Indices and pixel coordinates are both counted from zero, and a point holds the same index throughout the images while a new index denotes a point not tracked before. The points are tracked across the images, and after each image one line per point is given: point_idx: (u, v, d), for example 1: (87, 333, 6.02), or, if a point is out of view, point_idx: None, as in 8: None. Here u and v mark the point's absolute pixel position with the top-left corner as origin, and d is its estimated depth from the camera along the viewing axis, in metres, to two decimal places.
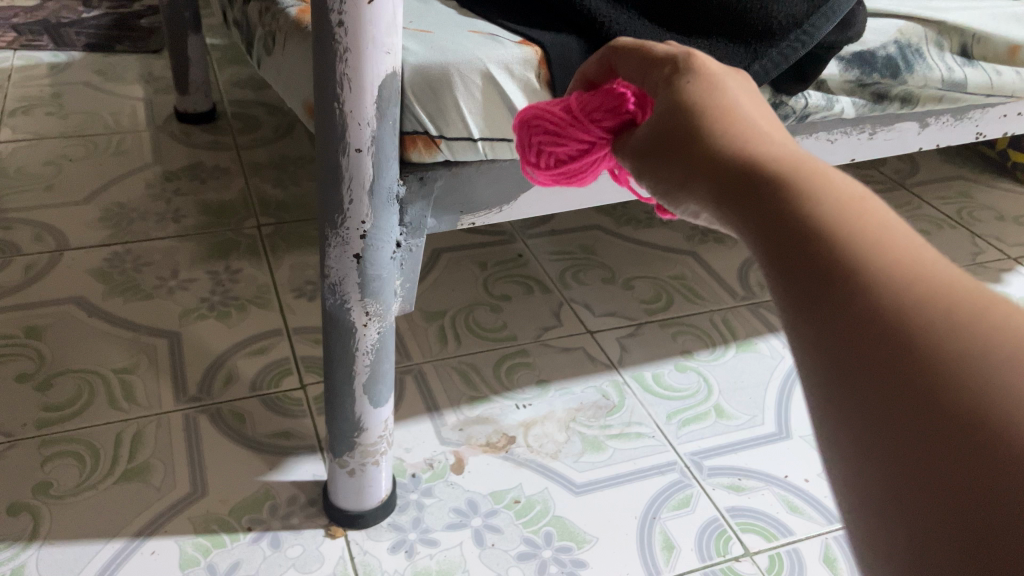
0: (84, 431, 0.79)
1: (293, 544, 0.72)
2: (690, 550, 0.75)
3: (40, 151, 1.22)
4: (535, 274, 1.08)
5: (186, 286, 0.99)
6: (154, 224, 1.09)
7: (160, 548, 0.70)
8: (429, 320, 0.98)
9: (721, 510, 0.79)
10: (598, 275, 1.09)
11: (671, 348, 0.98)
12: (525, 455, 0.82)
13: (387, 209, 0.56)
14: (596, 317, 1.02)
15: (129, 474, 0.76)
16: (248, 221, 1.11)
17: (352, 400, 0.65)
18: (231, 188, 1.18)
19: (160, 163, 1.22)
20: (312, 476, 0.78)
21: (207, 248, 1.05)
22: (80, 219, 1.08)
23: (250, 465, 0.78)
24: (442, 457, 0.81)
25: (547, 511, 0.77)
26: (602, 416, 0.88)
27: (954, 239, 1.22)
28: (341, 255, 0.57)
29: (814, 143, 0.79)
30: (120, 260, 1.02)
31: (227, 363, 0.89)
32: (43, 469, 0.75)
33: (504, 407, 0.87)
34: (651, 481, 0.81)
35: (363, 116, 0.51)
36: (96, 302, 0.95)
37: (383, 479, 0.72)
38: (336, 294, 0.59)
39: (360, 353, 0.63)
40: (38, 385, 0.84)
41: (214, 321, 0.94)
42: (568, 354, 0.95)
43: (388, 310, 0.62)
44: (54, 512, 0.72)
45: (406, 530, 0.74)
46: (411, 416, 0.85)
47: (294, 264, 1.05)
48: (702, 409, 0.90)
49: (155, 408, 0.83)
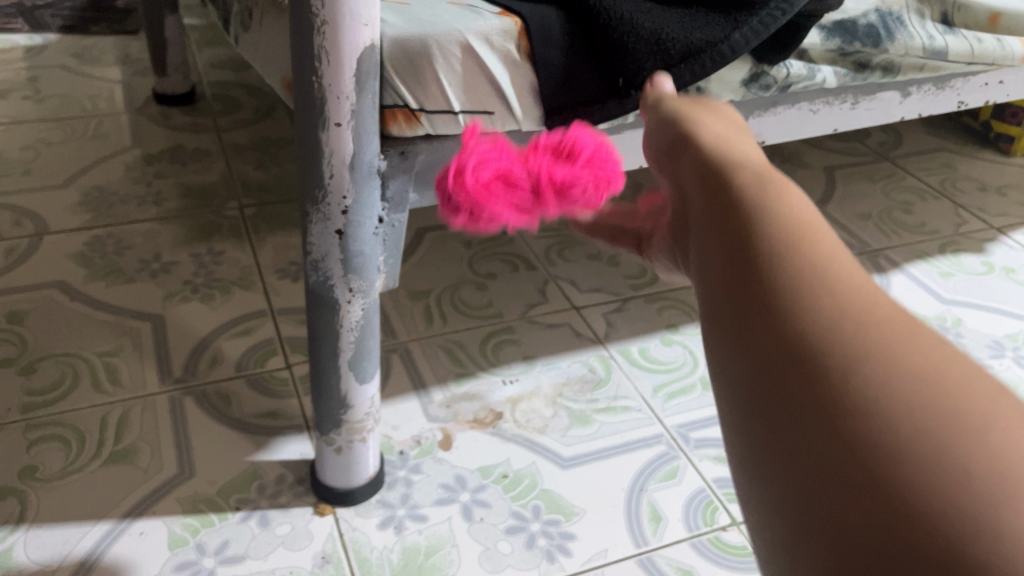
0: (68, 414, 0.79)
1: (282, 522, 0.72)
2: (678, 521, 0.75)
3: (17, 135, 1.20)
4: (521, 251, 1.08)
5: (169, 269, 0.98)
6: (135, 207, 1.08)
7: (149, 529, 0.70)
8: (415, 299, 0.98)
9: (708, 481, 0.79)
10: (584, 251, 1.09)
11: (656, 322, 0.98)
12: (513, 430, 0.82)
13: (369, 184, 0.56)
14: (581, 294, 1.01)
15: (115, 457, 0.76)
16: (231, 202, 1.10)
17: (338, 377, 0.65)
18: (213, 170, 1.17)
19: (140, 146, 1.20)
20: (300, 455, 0.78)
21: (189, 230, 1.05)
22: (60, 204, 1.07)
23: (237, 445, 0.78)
24: (429, 433, 0.81)
25: (535, 484, 0.77)
26: (589, 390, 0.88)
27: (937, 210, 1.23)
28: (323, 231, 0.57)
29: (796, 113, 0.79)
30: (101, 244, 1.01)
31: (212, 345, 0.88)
32: (28, 453, 0.75)
33: (491, 383, 0.88)
34: (638, 453, 0.81)
35: (341, 90, 0.50)
36: (78, 286, 0.94)
37: (371, 456, 0.72)
38: (319, 271, 0.59)
39: (344, 330, 0.62)
40: (21, 369, 0.83)
41: (197, 303, 0.94)
42: (554, 331, 0.95)
43: (372, 286, 0.61)
44: (39, 495, 0.72)
45: (395, 506, 0.74)
46: (398, 393, 0.85)
47: (277, 245, 1.04)
48: (689, 382, 0.90)
49: (140, 390, 0.82)
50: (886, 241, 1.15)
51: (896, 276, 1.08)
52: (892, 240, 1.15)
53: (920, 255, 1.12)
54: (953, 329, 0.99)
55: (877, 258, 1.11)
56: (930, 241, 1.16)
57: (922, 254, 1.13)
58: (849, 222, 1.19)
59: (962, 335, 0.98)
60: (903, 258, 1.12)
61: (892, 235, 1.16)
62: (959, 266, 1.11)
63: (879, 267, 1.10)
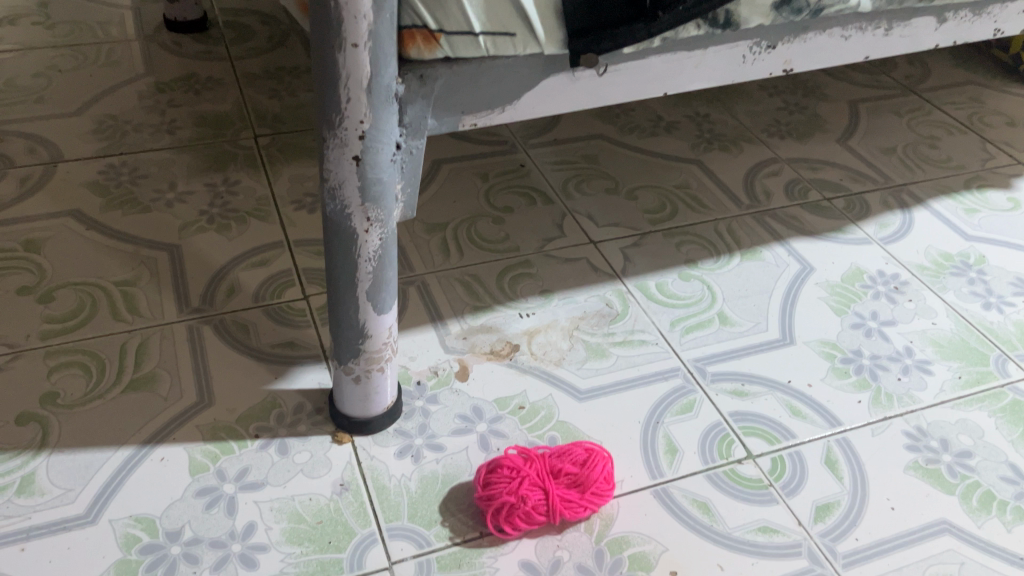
0: (88, 342, 0.80)
1: (301, 450, 0.73)
2: (693, 453, 0.76)
3: (29, 62, 1.19)
4: (538, 184, 1.06)
5: (184, 199, 0.97)
6: (149, 136, 1.07)
7: (170, 455, 0.71)
8: (431, 231, 0.97)
9: (724, 415, 0.79)
10: (602, 184, 1.07)
11: (675, 257, 0.97)
12: (530, 362, 0.83)
13: (386, 108, 0.54)
14: (599, 227, 1.00)
15: (134, 384, 0.76)
16: (245, 132, 1.09)
17: (355, 307, 0.65)
18: (226, 100, 1.15)
19: (152, 74, 1.19)
20: (318, 384, 0.78)
21: (203, 160, 1.04)
22: (73, 132, 1.06)
23: (255, 374, 0.78)
24: (446, 365, 0.81)
25: (551, 417, 0.78)
26: (606, 324, 0.88)
27: (964, 144, 1.20)
28: (340, 157, 0.56)
29: (827, 40, 0.76)
30: (116, 173, 1.00)
31: (229, 275, 0.88)
32: (49, 379, 0.76)
33: (508, 316, 0.87)
34: (654, 387, 0.81)
35: (359, 9, 0.49)
36: (93, 215, 0.94)
37: (389, 386, 0.73)
38: (336, 199, 0.58)
39: (361, 259, 0.62)
40: (39, 298, 0.83)
41: (213, 233, 0.93)
42: (571, 264, 0.95)
43: (390, 215, 0.61)
44: (61, 421, 0.73)
45: (412, 435, 0.75)
46: (415, 325, 0.85)
47: (292, 176, 1.03)
48: (706, 317, 0.89)
49: (158, 319, 0.83)
50: (910, 176, 1.13)
51: (920, 213, 1.06)
52: (916, 175, 1.13)
53: (945, 191, 1.10)
54: (975, 267, 0.99)
55: (901, 194, 1.09)
56: (956, 177, 1.13)
57: (947, 190, 1.11)
58: (873, 157, 1.16)
59: (986, 273, 0.98)
60: (927, 193, 1.10)
61: (917, 170, 1.14)
62: (985, 202, 1.09)
63: (903, 203, 1.08)
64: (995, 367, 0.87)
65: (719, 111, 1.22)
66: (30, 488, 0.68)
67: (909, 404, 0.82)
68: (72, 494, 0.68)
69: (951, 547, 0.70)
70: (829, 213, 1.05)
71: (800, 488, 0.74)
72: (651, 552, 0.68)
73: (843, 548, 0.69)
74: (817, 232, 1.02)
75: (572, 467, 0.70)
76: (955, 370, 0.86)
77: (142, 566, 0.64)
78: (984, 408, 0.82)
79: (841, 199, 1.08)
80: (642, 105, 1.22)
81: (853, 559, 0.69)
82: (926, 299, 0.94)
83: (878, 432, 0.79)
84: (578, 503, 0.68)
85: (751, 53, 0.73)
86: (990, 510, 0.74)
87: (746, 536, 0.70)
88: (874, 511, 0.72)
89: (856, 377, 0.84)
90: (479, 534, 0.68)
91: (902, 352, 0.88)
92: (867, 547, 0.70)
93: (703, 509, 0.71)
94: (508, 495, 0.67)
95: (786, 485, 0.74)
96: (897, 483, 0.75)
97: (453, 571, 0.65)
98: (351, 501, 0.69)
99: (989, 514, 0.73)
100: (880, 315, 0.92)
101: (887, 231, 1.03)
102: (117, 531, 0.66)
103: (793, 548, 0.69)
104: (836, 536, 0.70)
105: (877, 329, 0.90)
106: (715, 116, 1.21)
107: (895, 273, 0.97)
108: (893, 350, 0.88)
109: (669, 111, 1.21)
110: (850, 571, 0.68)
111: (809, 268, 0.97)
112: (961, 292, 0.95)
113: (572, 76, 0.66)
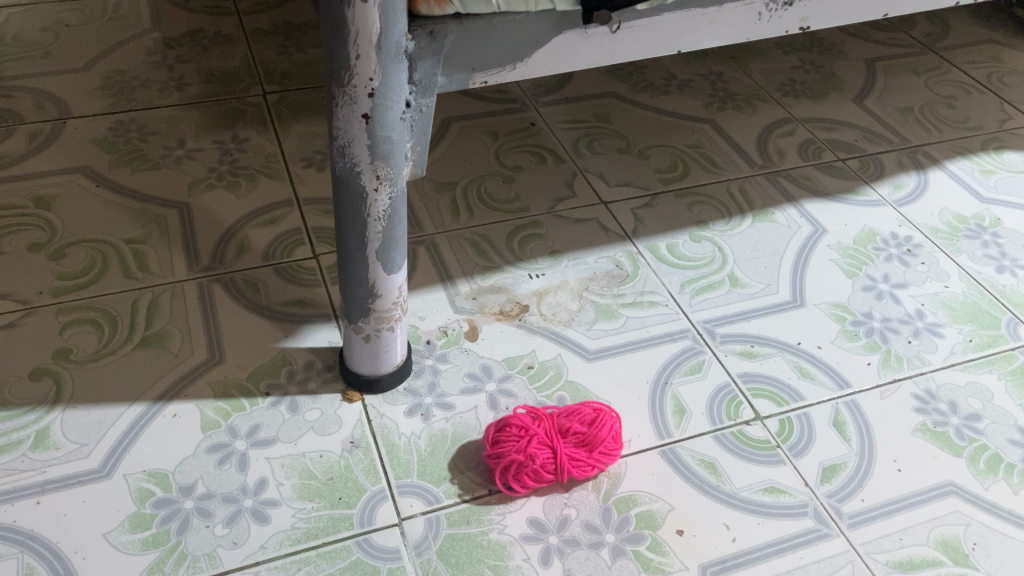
0: (99, 299, 0.80)
1: (311, 408, 0.73)
2: (701, 414, 0.76)
3: (36, 16, 1.17)
4: (549, 143, 1.05)
5: (193, 156, 0.97)
6: (157, 92, 1.06)
7: (182, 411, 0.72)
8: (441, 190, 0.97)
9: (733, 376, 0.79)
10: (614, 144, 1.06)
11: (686, 218, 0.96)
12: (539, 323, 0.83)
13: (396, 65, 0.53)
14: (610, 187, 0.99)
15: (146, 341, 0.77)
16: (254, 89, 1.08)
17: (365, 265, 0.65)
18: (235, 55, 1.14)
19: (160, 29, 1.17)
20: (328, 343, 0.78)
21: (212, 117, 1.03)
22: (82, 88, 1.05)
23: (266, 332, 0.79)
24: (456, 324, 0.82)
25: (560, 376, 0.78)
26: (615, 285, 0.87)
27: (982, 104, 1.18)
28: (349, 115, 0.55)
29: None
30: (125, 129, 1.00)
31: (239, 233, 0.88)
32: (61, 336, 0.76)
33: (517, 277, 0.87)
34: (663, 348, 0.81)
35: None
36: (103, 171, 0.94)
37: (399, 345, 0.73)
38: (345, 157, 0.58)
39: (371, 218, 0.61)
40: (51, 254, 0.84)
41: (223, 191, 0.93)
42: (582, 225, 0.94)
43: (400, 174, 0.60)
44: (74, 377, 0.74)
45: (422, 394, 0.75)
46: (425, 285, 0.85)
47: (302, 133, 1.02)
48: (717, 279, 0.89)
49: (169, 276, 0.83)
50: (926, 136, 1.12)
51: (935, 173, 1.05)
52: (932, 135, 1.12)
53: (961, 152, 1.09)
54: (989, 229, 0.98)
55: (916, 155, 1.08)
56: (972, 138, 1.12)
57: (963, 151, 1.09)
58: (888, 116, 1.15)
59: (999, 236, 0.97)
60: (943, 154, 1.08)
61: (933, 131, 1.13)
62: (1001, 164, 1.08)
63: (918, 163, 1.07)
64: (1006, 330, 0.86)
65: (733, 70, 1.20)
66: (45, 443, 0.69)
67: (919, 366, 0.82)
68: (86, 449, 0.68)
69: (957, 508, 0.71)
70: (842, 174, 1.04)
71: (807, 449, 0.74)
72: (658, 511, 0.68)
73: (849, 508, 0.70)
74: (830, 193, 1.01)
75: (580, 426, 0.70)
76: (966, 333, 0.86)
77: (157, 519, 0.65)
78: (994, 371, 0.82)
79: (855, 160, 1.07)
80: (655, 63, 1.20)
81: (859, 519, 0.69)
82: (939, 262, 0.93)
83: (887, 394, 0.79)
84: (587, 462, 0.69)
85: (766, 10, 0.72)
86: (997, 472, 0.74)
87: (753, 496, 0.70)
88: (881, 472, 0.73)
89: (866, 340, 0.84)
90: (488, 492, 0.68)
91: (912, 315, 0.87)
92: (873, 508, 0.70)
93: (710, 469, 0.72)
94: (517, 453, 0.68)
95: (794, 446, 0.74)
96: (905, 445, 0.75)
97: (462, 527, 0.66)
98: (361, 458, 0.70)
99: (996, 477, 0.74)
100: (892, 277, 0.91)
101: (901, 193, 1.02)
102: (131, 486, 0.67)
103: (799, 509, 0.70)
104: (842, 497, 0.71)
105: (888, 292, 0.89)
106: (729, 74, 1.19)
107: (908, 235, 0.96)
108: (904, 313, 0.87)
109: (682, 68, 1.20)
110: (856, 531, 0.68)
111: (822, 230, 0.96)
112: (975, 255, 0.95)
113: (585, 33, 0.65)
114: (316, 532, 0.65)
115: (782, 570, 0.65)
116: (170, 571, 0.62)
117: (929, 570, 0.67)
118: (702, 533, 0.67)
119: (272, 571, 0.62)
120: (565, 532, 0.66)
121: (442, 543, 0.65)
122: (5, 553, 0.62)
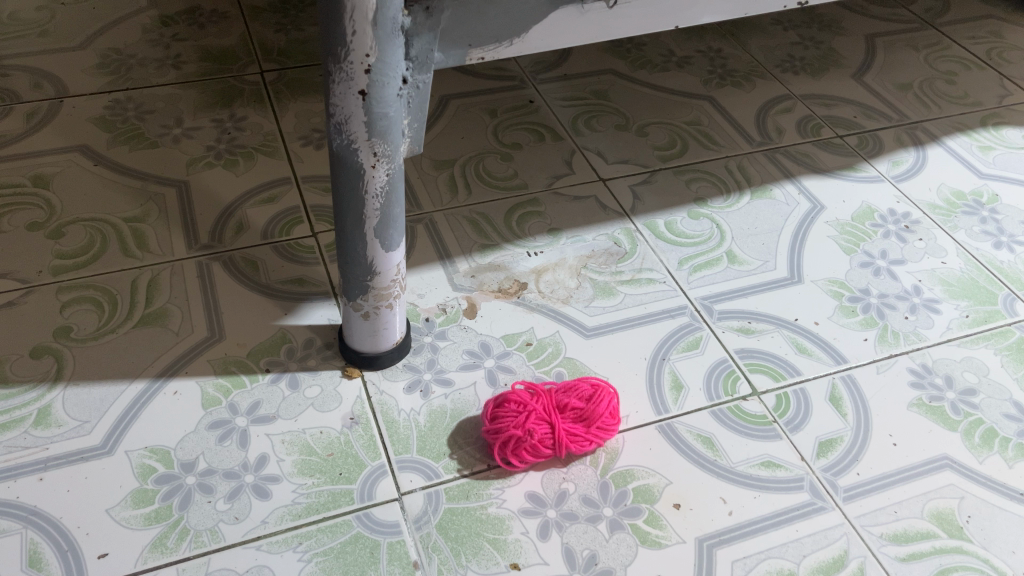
0: (100, 278, 0.80)
1: (311, 384, 0.74)
2: (699, 390, 0.76)
3: None
4: (547, 120, 1.05)
5: (191, 135, 0.97)
6: (154, 70, 1.06)
7: (183, 389, 0.72)
8: (440, 168, 0.97)
9: (730, 352, 0.80)
10: (613, 121, 1.05)
11: (684, 196, 0.96)
12: (537, 300, 0.83)
13: (393, 40, 0.53)
14: (609, 164, 0.99)
15: (146, 319, 0.77)
16: (251, 67, 1.08)
17: (363, 242, 0.65)
18: (232, 34, 1.13)
19: (156, 8, 1.17)
20: (328, 320, 0.79)
21: (210, 95, 1.03)
22: (78, 67, 1.05)
23: (266, 310, 0.79)
24: (455, 302, 0.82)
25: (559, 352, 0.78)
26: (613, 263, 0.88)
27: (982, 80, 1.18)
28: (346, 91, 0.55)
29: None
30: (122, 108, 1.00)
31: (237, 211, 0.88)
32: (62, 314, 0.77)
33: (515, 255, 0.87)
34: (661, 325, 0.82)
35: None
36: (101, 150, 0.94)
37: (398, 322, 0.73)
38: (343, 134, 0.58)
39: (369, 196, 0.62)
40: (50, 234, 0.84)
41: (221, 169, 0.93)
42: (580, 203, 0.94)
43: (397, 151, 0.60)
44: (75, 355, 0.74)
45: (421, 370, 0.76)
46: (423, 263, 0.85)
47: (300, 111, 1.02)
48: (715, 256, 0.89)
49: (169, 255, 0.83)
50: (925, 112, 1.11)
51: (934, 150, 1.05)
52: (932, 111, 1.12)
53: (960, 128, 1.09)
54: (988, 206, 0.98)
55: (916, 131, 1.08)
56: (971, 113, 1.12)
57: (963, 127, 1.09)
58: (888, 92, 1.14)
59: (998, 212, 0.97)
60: (942, 130, 1.08)
61: (932, 107, 1.12)
62: (1001, 140, 1.08)
63: (917, 139, 1.07)
64: (1003, 305, 0.87)
65: (733, 46, 1.20)
66: (47, 420, 0.69)
67: (916, 342, 0.82)
68: (88, 426, 0.69)
69: (951, 481, 0.72)
70: (841, 150, 1.04)
71: (803, 424, 0.74)
72: (655, 486, 0.69)
73: (844, 482, 0.71)
74: (828, 169, 1.01)
75: (578, 402, 0.71)
76: (963, 309, 0.86)
77: (159, 495, 0.65)
78: (990, 346, 0.83)
79: (854, 137, 1.06)
80: (654, 40, 1.19)
81: (855, 493, 0.70)
82: (937, 239, 0.93)
83: (883, 370, 0.79)
84: (585, 437, 0.69)
85: None
86: (992, 446, 0.74)
87: (749, 470, 0.71)
88: (876, 447, 0.73)
89: (863, 316, 0.84)
90: (487, 467, 0.69)
91: (910, 291, 0.87)
92: (868, 481, 0.71)
93: (707, 444, 0.72)
94: (517, 428, 0.69)
95: (790, 420, 0.75)
96: (900, 419, 0.76)
97: (461, 501, 0.67)
98: (361, 434, 0.71)
99: (991, 451, 0.74)
100: (890, 254, 0.91)
101: (901, 169, 1.02)
102: (133, 462, 0.67)
103: (796, 483, 0.70)
104: (838, 470, 0.71)
105: (886, 268, 0.90)
106: (729, 51, 1.19)
107: (907, 212, 0.96)
108: (901, 289, 0.88)
109: (682, 45, 1.19)
110: (851, 504, 0.69)
111: (820, 206, 0.96)
112: (973, 231, 0.95)
113: (581, 9, 0.65)
114: (317, 507, 0.66)
115: (778, 543, 0.66)
116: (172, 545, 0.62)
117: (923, 542, 0.67)
118: (698, 507, 0.68)
119: (274, 545, 0.63)
120: (563, 506, 0.67)
121: (442, 517, 0.66)
122: (9, 529, 0.63)
